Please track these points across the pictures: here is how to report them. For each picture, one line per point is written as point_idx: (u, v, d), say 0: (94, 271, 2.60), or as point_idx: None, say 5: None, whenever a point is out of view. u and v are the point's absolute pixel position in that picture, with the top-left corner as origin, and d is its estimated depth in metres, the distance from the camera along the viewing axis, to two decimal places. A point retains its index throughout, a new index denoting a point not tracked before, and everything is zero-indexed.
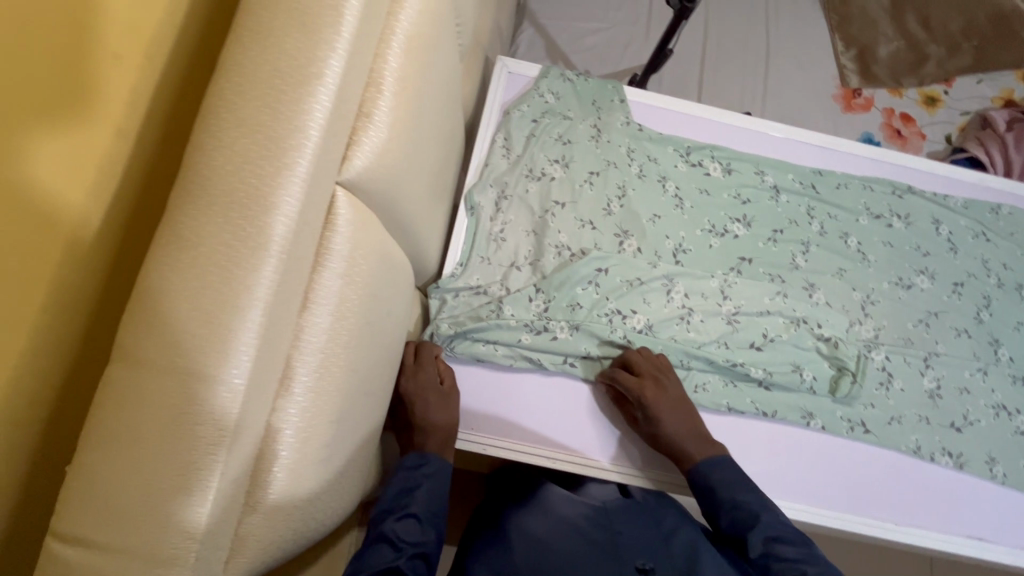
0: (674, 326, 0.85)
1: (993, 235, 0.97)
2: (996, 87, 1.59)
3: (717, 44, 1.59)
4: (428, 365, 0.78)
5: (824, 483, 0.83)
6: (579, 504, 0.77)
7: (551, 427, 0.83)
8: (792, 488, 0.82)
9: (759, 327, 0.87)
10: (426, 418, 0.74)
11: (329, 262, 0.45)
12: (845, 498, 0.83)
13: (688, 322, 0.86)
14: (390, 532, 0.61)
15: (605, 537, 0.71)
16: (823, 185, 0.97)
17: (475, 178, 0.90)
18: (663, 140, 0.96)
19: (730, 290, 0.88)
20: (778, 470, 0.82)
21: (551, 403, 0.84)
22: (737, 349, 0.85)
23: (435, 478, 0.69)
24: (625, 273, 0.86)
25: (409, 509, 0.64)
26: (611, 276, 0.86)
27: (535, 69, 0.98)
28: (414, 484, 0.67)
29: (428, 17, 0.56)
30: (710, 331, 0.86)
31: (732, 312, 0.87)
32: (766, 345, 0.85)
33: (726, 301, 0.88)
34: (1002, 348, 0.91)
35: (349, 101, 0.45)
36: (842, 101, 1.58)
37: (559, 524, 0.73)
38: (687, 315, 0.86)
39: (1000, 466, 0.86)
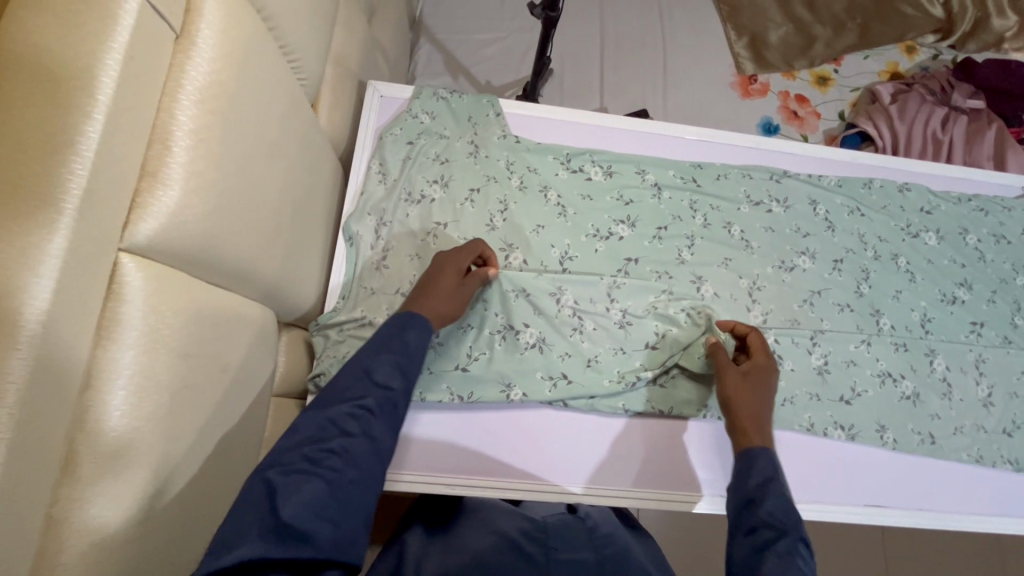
0: (566, 334, 0.86)
1: (867, 210, 1.01)
2: (882, 62, 1.67)
3: (615, 43, 1.62)
4: (462, 253, 0.77)
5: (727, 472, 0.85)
6: (520, 519, 0.71)
7: (456, 452, 0.81)
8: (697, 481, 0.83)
9: (650, 330, 0.88)
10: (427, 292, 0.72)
11: (118, 334, 0.43)
12: None
13: (582, 331, 0.86)
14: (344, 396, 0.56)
15: (537, 556, 0.65)
16: (703, 178, 1.00)
17: (352, 208, 0.88)
18: (542, 149, 0.96)
19: (618, 292, 0.89)
20: (680, 467, 0.84)
21: (453, 426, 0.82)
22: (632, 352, 0.87)
23: (408, 347, 0.62)
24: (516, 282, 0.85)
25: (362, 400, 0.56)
26: (499, 286, 0.85)
27: (408, 90, 0.97)
28: (373, 362, 0.60)
29: (233, 62, 0.54)
30: (600, 339, 0.87)
31: (622, 316, 0.88)
32: (659, 344, 0.87)
33: (614, 305, 0.88)
34: (883, 318, 0.95)
35: (120, 164, 0.43)
36: (740, 88, 1.62)
37: (495, 539, 0.67)
38: (579, 323, 0.87)
39: (889, 432, 0.89)
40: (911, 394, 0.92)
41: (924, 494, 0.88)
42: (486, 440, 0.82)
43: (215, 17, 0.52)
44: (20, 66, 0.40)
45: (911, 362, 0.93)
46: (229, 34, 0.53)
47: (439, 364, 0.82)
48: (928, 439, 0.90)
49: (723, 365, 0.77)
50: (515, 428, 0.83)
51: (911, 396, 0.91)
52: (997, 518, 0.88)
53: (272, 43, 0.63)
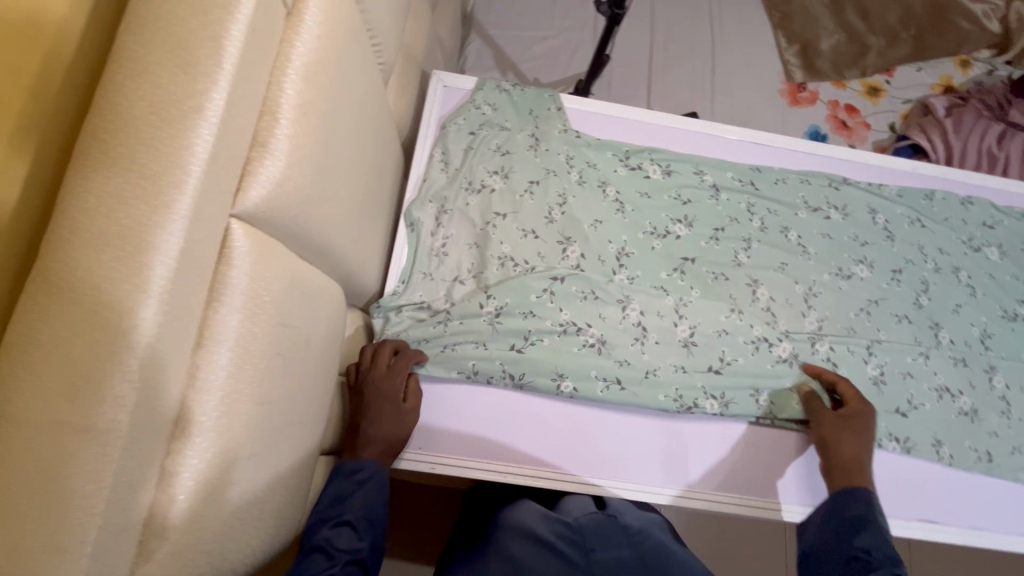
0: (629, 347, 0.85)
1: (928, 221, 1.00)
2: (936, 74, 1.64)
3: (664, 46, 1.61)
4: (397, 378, 0.74)
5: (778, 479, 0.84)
6: (550, 522, 0.71)
7: (506, 440, 0.82)
8: (749, 484, 0.83)
9: (718, 349, 0.87)
10: (373, 427, 0.72)
11: (226, 296, 0.44)
12: (801, 493, 0.83)
13: (643, 341, 0.86)
14: (323, 541, 0.63)
15: (576, 557, 0.66)
16: (761, 182, 0.99)
17: (414, 194, 0.89)
18: (602, 146, 0.96)
19: (685, 308, 0.88)
20: (732, 469, 0.84)
21: (496, 418, 0.82)
22: (695, 372, 0.85)
23: (369, 484, 0.69)
24: (582, 286, 0.86)
25: (345, 517, 0.65)
26: (566, 286, 0.85)
27: (472, 81, 0.98)
28: (347, 491, 0.67)
29: (332, 41, 0.55)
30: (664, 354, 0.86)
31: (689, 334, 0.87)
32: (723, 369, 0.86)
33: (681, 321, 0.88)
34: (942, 331, 0.93)
35: (237, 133, 0.44)
36: (788, 95, 1.60)
37: (530, 544, 0.67)
38: (643, 335, 0.86)
39: (945, 448, 0.87)
40: (969, 410, 0.90)
41: (982, 512, 0.86)
42: (527, 434, 0.82)
43: None
44: (153, 33, 0.41)
45: (970, 378, 0.91)
46: (331, 13, 0.55)
47: (490, 360, 0.81)
48: (985, 457, 0.88)
49: (816, 410, 0.82)
50: (556, 424, 0.83)
51: (969, 413, 0.90)
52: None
53: (361, 26, 0.64)
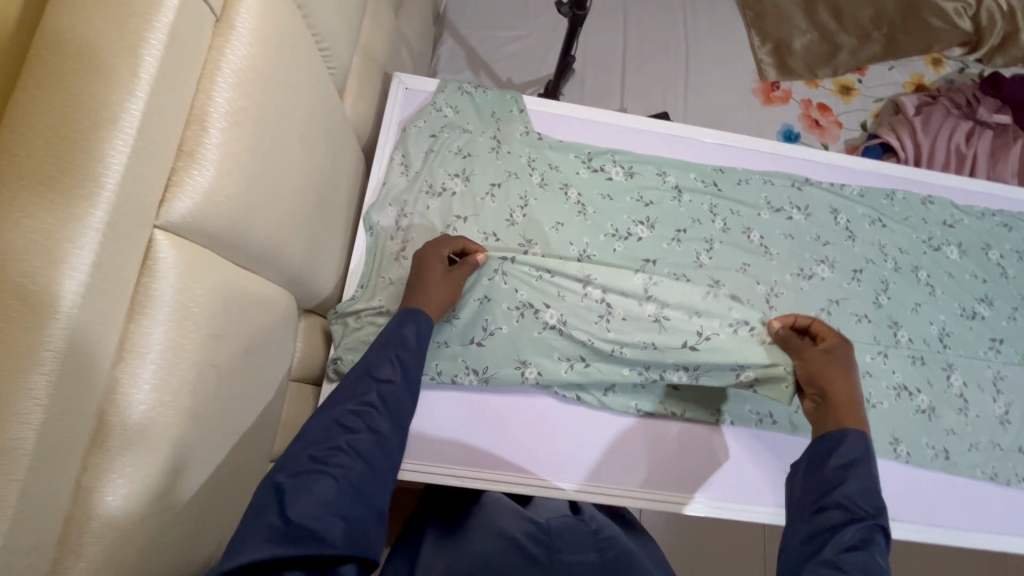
0: (593, 325, 0.84)
1: (889, 221, 1.01)
2: (908, 73, 1.65)
3: (638, 45, 1.61)
4: (443, 245, 0.81)
5: (736, 480, 0.85)
6: (522, 520, 0.69)
7: (466, 444, 0.82)
8: (706, 486, 0.84)
9: (694, 326, 0.83)
10: (423, 285, 0.77)
11: (150, 310, 0.44)
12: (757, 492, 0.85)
13: (608, 319, 0.84)
14: (342, 415, 0.59)
15: (543, 556, 0.63)
16: (724, 182, 0.99)
17: (374, 198, 0.89)
18: (564, 147, 0.96)
19: (657, 287, 0.85)
20: (688, 469, 0.85)
21: (454, 421, 0.83)
22: (667, 350, 0.82)
23: (404, 364, 0.66)
24: (538, 264, 0.85)
25: (325, 469, 0.54)
26: (522, 268, 0.85)
27: (433, 83, 0.97)
28: (335, 439, 0.57)
29: (268, 48, 0.55)
30: (631, 332, 0.83)
31: (657, 312, 0.84)
32: (699, 345, 0.82)
33: (650, 300, 0.85)
34: (900, 330, 0.94)
35: (158, 144, 0.44)
36: (761, 94, 1.61)
37: (495, 539, 0.65)
38: (607, 315, 0.84)
39: (903, 446, 0.88)
40: (927, 408, 0.91)
41: (938, 509, 0.87)
42: (479, 436, 0.83)
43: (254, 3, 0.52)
44: (67, 43, 0.41)
45: (927, 376, 0.92)
46: (266, 19, 0.54)
47: (452, 365, 0.83)
48: (942, 454, 0.89)
49: (799, 347, 0.79)
50: (508, 426, 0.84)
51: (927, 410, 0.91)
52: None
53: (305, 31, 0.63)
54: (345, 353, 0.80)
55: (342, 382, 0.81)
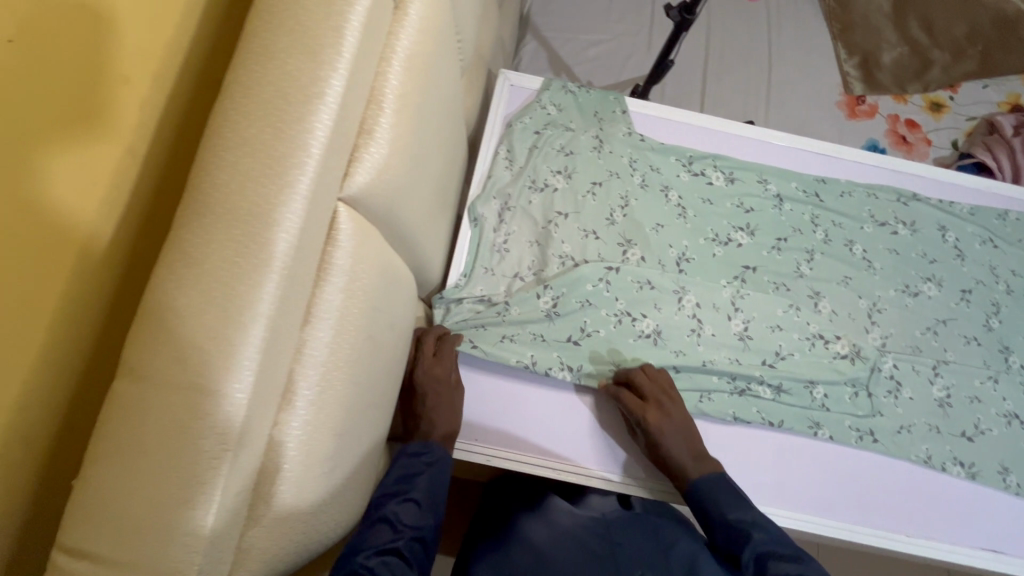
0: (683, 336, 0.86)
1: (999, 241, 0.97)
2: (1002, 93, 1.59)
3: (721, 53, 1.60)
4: (446, 362, 0.77)
5: (830, 494, 0.82)
6: (579, 515, 0.79)
7: (542, 433, 0.82)
8: (800, 498, 0.82)
9: (774, 343, 0.87)
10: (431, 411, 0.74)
11: (331, 276, 0.46)
12: (850, 508, 0.82)
13: (699, 333, 0.86)
14: (402, 469, 0.66)
15: (603, 550, 0.73)
16: (827, 194, 0.97)
17: (478, 190, 0.90)
18: (666, 150, 0.96)
19: (741, 301, 0.88)
20: (783, 480, 0.82)
21: (491, 399, 0.82)
22: (751, 365, 0.85)
23: (435, 465, 0.67)
24: (637, 274, 0.87)
25: (410, 493, 0.63)
26: (622, 276, 0.87)
27: (537, 81, 0.99)
28: (414, 469, 0.66)
29: (429, 35, 0.57)
30: (719, 346, 0.86)
31: (743, 327, 0.87)
32: (778, 362, 0.86)
33: (736, 313, 0.88)
34: (1012, 356, 0.90)
35: (349, 120, 0.46)
36: (846, 107, 1.57)
37: (559, 537, 0.75)
38: (698, 327, 0.87)
39: (1013, 476, 0.84)
40: None
41: None
42: (514, 417, 0.82)
43: None
44: (283, 23, 0.44)
45: None
46: (430, 7, 0.56)
47: (547, 358, 0.83)
48: None
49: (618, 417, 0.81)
50: (542, 409, 0.83)
51: None
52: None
53: (451, 24, 0.65)
54: None
55: None
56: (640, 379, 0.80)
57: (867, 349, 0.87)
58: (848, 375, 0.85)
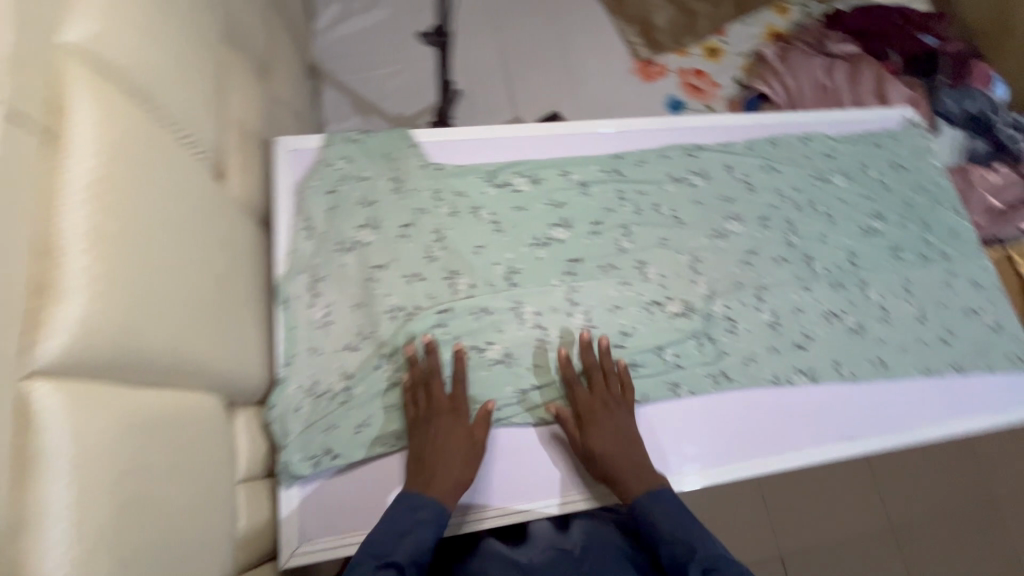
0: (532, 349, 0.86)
1: (778, 164, 1.08)
2: (761, 26, 1.78)
3: (515, 50, 1.64)
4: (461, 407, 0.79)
5: (713, 446, 0.87)
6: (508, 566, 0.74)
7: None
8: (688, 458, 0.86)
9: (617, 324, 0.90)
10: (438, 455, 0.75)
11: (39, 472, 0.40)
12: (733, 448, 0.87)
13: (546, 341, 0.87)
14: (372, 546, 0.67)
15: None
16: (626, 166, 1.02)
17: (284, 269, 0.85)
18: (466, 171, 0.96)
19: (577, 295, 0.91)
20: (670, 449, 0.86)
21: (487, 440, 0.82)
22: (602, 353, 0.88)
23: (429, 522, 0.69)
24: (470, 306, 0.86)
25: (392, 558, 0.66)
26: (457, 315, 0.86)
27: (318, 138, 0.95)
28: (410, 525, 0.69)
29: (115, 154, 0.51)
30: (569, 345, 0.88)
31: (585, 319, 0.90)
32: (627, 340, 0.89)
33: (575, 309, 0.90)
34: (815, 262, 1.01)
35: (7, 294, 0.40)
36: (641, 73, 1.68)
37: None
38: (544, 335, 0.88)
39: (846, 366, 0.94)
40: (856, 325, 0.97)
41: (891, 415, 0.94)
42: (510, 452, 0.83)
43: (88, 121, 0.50)
44: None
45: (847, 297, 0.99)
46: (105, 131, 0.51)
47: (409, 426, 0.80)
48: (881, 364, 0.96)
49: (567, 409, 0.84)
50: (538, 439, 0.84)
51: (856, 328, 0.97)
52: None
53: (160, 129, 0.61)
54: (293, 452, 0.77)
55: (297, 480, 0.77)
56: (590, 365, 0.84)
57: (695, 302, 0.93)
58: (689, 329, 0.91)
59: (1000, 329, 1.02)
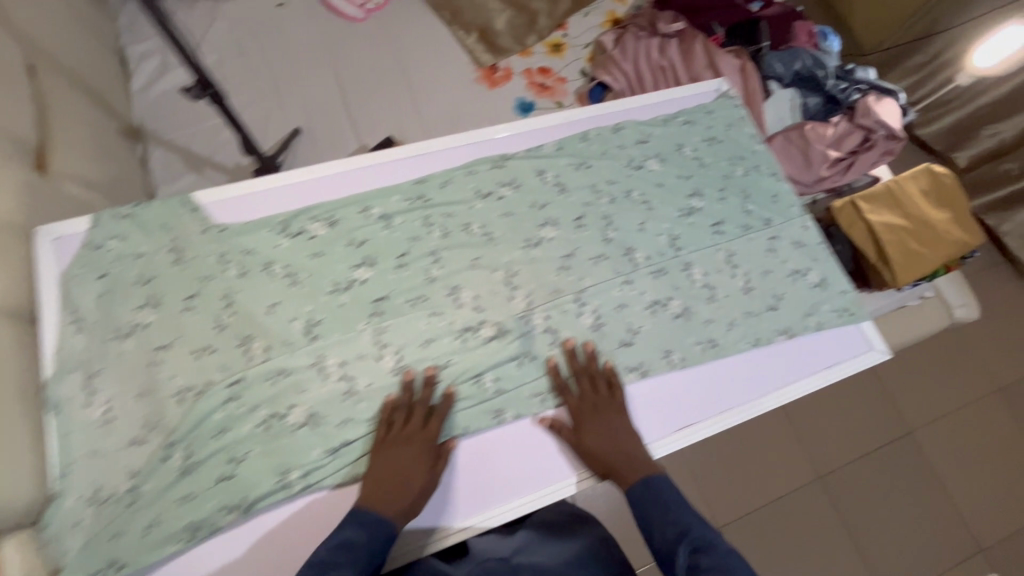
0: (340, 404, 0.82)
1: (590, 160, 1.06)
2: (601, 15, 1.79)
3: (352, 79, 1.59)
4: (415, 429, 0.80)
5: (540, 466, 0.86)
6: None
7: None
8: (518, 483, 0.85)
9: (430, 359, 0.87)
10: (390, 473, 0.77)
11: None
12: (560, 464, 0.86)
13: (355, 391, 0.83)
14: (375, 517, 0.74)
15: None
16: (429, 191, 0.99)
17: (52, 370, 0.79)
18: (253, 228, 0.90)
19: (385, 336, 0.87)
20: (501, 476, 0.84)
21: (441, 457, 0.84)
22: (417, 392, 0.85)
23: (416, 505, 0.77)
24: (266, 371, 0.81)
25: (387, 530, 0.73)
26: (251, 384, 0.81)
27: (83, 221, 0.87)
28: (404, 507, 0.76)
29: None
30: (380, 391, 0.84)
31: (396, 360, 0.86)
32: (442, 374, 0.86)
33: (385, 351, 0.86)
34: (636, 253, 1.00)
35: None
36: (486, 81, 1.66)
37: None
38: (351, 386, 0.83)
39: (674, 354, 0.94)
40: (682, 311, 0.97)
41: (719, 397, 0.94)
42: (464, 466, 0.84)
43: None
44: None
45: (672, 282, 0.99)
46: None
47: (207, 515, 0.75)
48: (711, 344, 0.95)
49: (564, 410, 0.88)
50: (489, 448, 0.85)
51: (682, 313, 0.97)
52: (864, 357, 1.01)
53: None
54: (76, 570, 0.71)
55: None
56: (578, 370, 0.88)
57: (512, 320, 0.91)
58: (507, 348, 0.89)
59: (824, 285, 1.05)
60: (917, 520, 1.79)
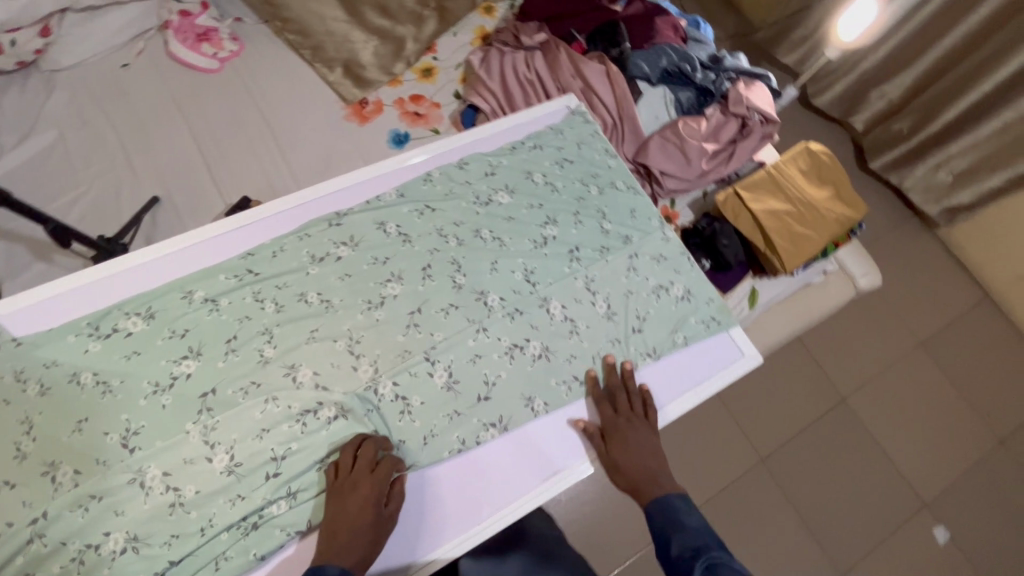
0: (165, 521, 0.74)
1: (435, 204, 1.01)
2: (470, 32, 1.75)
3: (212, 136, 1.52)
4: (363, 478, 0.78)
5: (473, 499, 0.86)
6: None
7: None
8: (467, 513, 0.85)
9: (266, 451, 0.79)
10: (346, 521, 0.75)
11: None
12: (486, 497, 0.86)
13: (182, 501, 0.75)
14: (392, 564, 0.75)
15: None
16: (259, 264, 0.93)
17: None
18: (59, 335, 0.83)
19: (215, 434, 0.79)
20: (451, 507, 0.85)
21: (438, 474, 0.86)
22: (253, 493, 0.77)
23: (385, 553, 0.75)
24: (76, 499, 0.73)
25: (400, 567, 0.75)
26: (58, 517, 0.73)
27: None
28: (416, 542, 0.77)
29: None
30: (211, 498, 0.76)
31: (228, 460, 0.78)
32: (280, 468, 0.79)
33: (216, 450, 0.78)
34: (489, 296, 0.95)
35: None
36: (355, 117, 1.60)
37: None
38: (179, 497, 0.75)
39: (536, 400, 0.90)
40: (541, 351, 0.93)
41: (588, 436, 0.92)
42: (463, 478, 0.87)
43: None
44: None
45: (529, 321, 0.94)
46: None
47: None
48: (574, 382, 0.93)
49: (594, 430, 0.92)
50: (479, 459, 0.88)
51: (542, 354, 0.93)
52: (739, 364, 1.01)
53: None
54: None
55: None
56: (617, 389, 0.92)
57: (355, 395, 0.85)
58: (351, 421, 0.83)
59: (690, 297, 1.03)
60: (865, 489, 1.73)
